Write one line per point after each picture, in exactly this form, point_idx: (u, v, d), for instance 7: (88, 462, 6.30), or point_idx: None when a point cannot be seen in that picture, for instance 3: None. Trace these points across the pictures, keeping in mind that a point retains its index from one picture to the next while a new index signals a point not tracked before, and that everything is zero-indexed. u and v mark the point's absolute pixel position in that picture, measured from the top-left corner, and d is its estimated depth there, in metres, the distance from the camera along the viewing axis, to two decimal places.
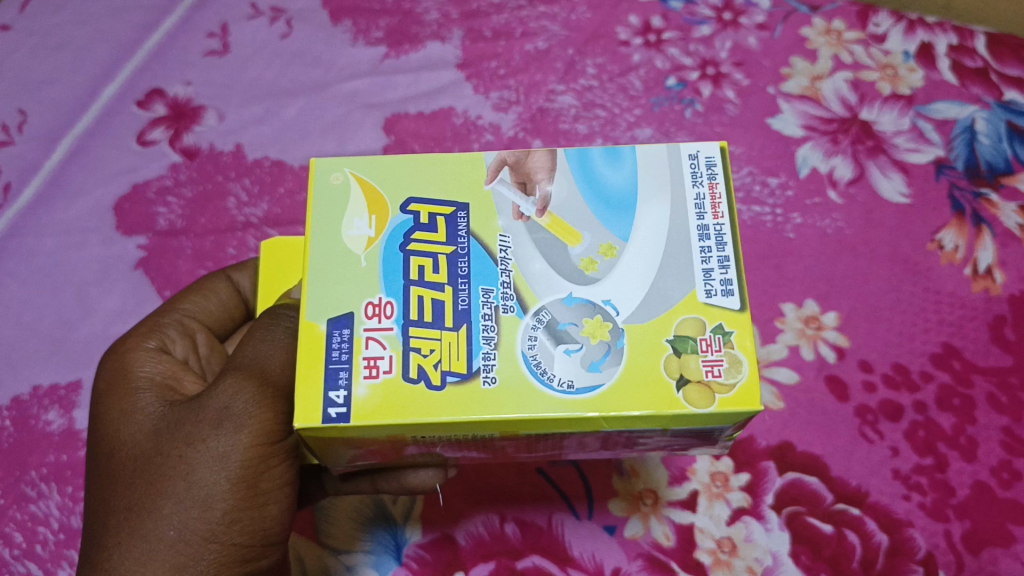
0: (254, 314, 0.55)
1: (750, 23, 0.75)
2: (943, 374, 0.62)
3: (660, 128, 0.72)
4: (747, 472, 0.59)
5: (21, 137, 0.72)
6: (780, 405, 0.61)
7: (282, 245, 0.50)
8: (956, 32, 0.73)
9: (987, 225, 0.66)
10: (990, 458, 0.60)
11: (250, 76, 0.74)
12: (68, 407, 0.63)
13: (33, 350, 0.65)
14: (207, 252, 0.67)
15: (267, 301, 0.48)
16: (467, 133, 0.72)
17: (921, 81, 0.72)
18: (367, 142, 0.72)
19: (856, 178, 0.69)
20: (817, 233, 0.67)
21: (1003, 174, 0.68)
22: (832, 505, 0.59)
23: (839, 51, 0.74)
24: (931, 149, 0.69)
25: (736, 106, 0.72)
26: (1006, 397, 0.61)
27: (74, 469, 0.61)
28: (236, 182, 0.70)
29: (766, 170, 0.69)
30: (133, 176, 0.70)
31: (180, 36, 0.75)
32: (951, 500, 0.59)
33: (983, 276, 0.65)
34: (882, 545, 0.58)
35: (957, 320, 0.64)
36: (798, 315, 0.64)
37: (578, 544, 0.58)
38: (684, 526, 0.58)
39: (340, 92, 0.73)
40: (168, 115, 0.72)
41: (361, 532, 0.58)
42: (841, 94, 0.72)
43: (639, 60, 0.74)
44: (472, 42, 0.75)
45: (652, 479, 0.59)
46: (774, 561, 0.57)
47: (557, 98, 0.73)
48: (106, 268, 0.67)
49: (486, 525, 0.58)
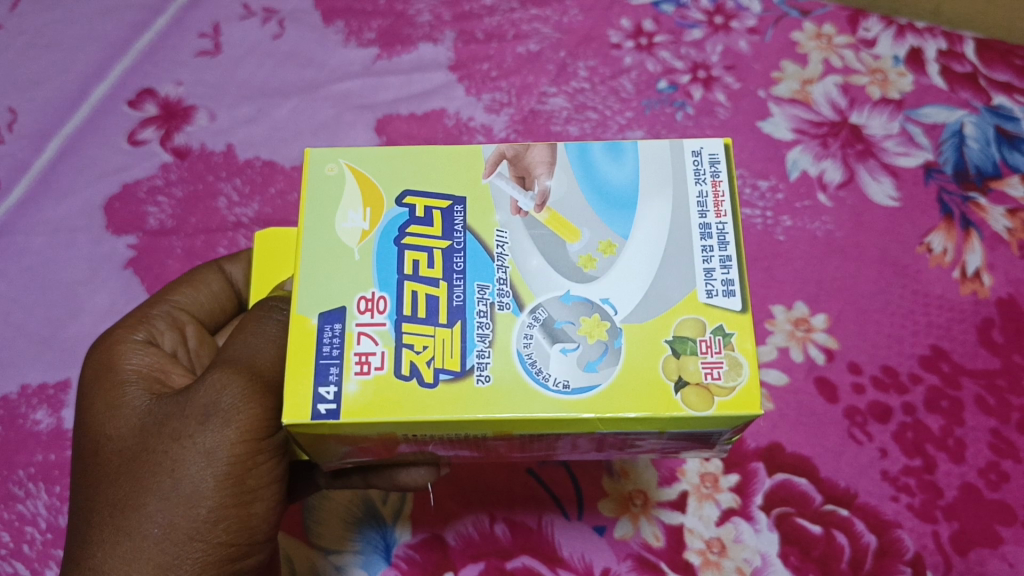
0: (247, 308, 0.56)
1: (740, 27, 0.75)
2: (931, 376, 0.62)
3: (652, 131, 0.72)
4: (736, 473, 0.59)
5: (11, 136, 0.71)
6: (770, 407, 0.61)
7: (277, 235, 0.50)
8: (945, 38, 0.74)
9: (975, 229, 0.67)
10: (978, 460, 0.60)
11: (241, 76, 0.74)
12: (56, 407, 0.63)
13: (21, 349, 0.65)
14: (198, 251, 0.67)
15: (259, 294, 0.48)
16: (459, 134, 0.72)
17: (910, 85, 0.72)
18: (359, 143, 0.72)
19: (845, 181, 0.69)
20: (807, 236, 0.67)
21: (991, 178, 0.69)
22: (821, 506, 0.59)
23: (829, 55, 0.74)
24: (920, 153, 0.70)
25: (727, 109, 0.72)
26: (994, 399, 0.62)
27: (62, 469, 0.61)
28: (227, 182, 0.70)
29: (757, 173, 0.69)
30: (123, 176, 0.70)
31: (172, 36, 0.75)
32: (940, 501, 0.59)
33: (971, 279, 0.65)
34: (870, 546, 0.58)
35: (946, 322, 0.64)
36: (788, 316, 0.64)
37: (568, 545, 0.58)
38: (673, 527, 0.58)
39: (332, 93, 0.73)
40: (159, 115, 0.72)
41: (350, 532, 0.58)
42: (831, 98, 0.72)
43: (630, 63, 0.75)
44: (464, 44, 0.75)
45: (642, 479, 0.59)
46: (763, 561, 0.57)
47: (549, 100, 0.73)
48: (96, 268, 0.67)
49: (476, 525, 0.58)
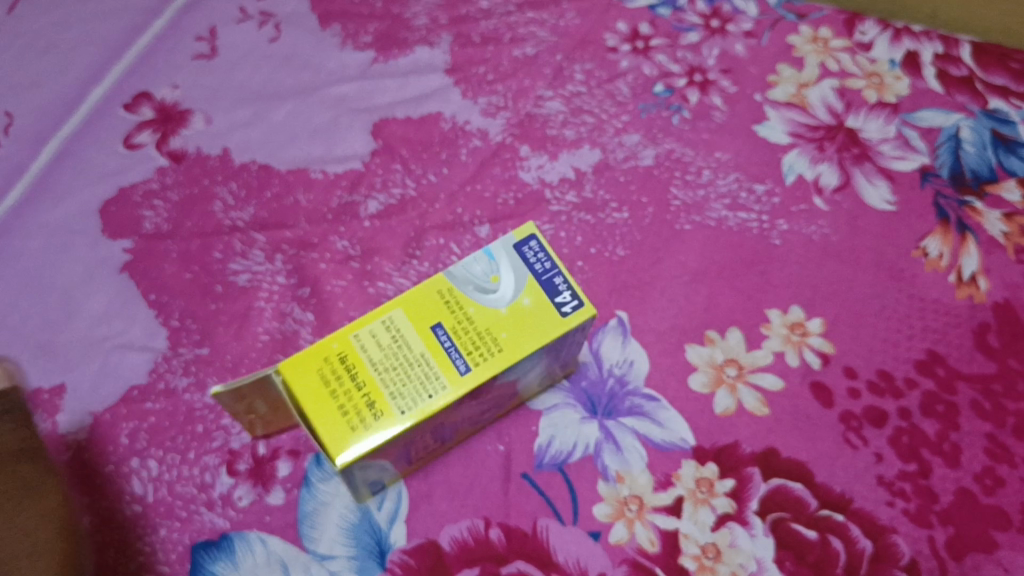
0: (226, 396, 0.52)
1: (737, 30, 0.77)
2: (927, 381, 0.62)
3: (647, 134, 0.72)
4: (732, 478, 0.59)
5: (7, 139, 0.71)
6: (765, 412, 0.61)
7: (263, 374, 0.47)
8: (941, 41, 0.76)
9: (971, 233, 0.67)
10: (973, 465, 0.59)
11: (238, 79, 0.75)
12: (52, 412, 0.60)
13: (16, 355, 0.62)
14: (194, 255, 0.66)
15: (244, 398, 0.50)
16: (455, 138, 0.72)
17: (907, 89, 0.74)
18: (355, 147, 0.71)
19: (842, 186, 0.69)
20: (803, 240, 0.67)
21: (988, 183, 0.69)
22: (816, 511, 0.58)
23: (826, 59, 0.76)
24: (916, 157, 0.70)
25: (723, 113, 0.73)
26: (989, 404, 0.61)
27: (58, 474, 0.58)
28: (223, 186, 0.69)
29: (753, 177, 0.70)
30: (119, 179, 0.70)
31: (166, 40, 0.76)
32: (935, 506, 0.58)
33: (967, 284, 0.65)
34: (865, 551, 0.57)
35: (941, 326, 0.64)
36: (784, 321, 0.64)
37: (563, 550, 0.56)
38: (669, 532, 0.57)
39: (328, 96, 0.74)
40: (155, 118, 0.73)
41: (343, 537, 0.57)
42: (828, 102, 0.73)
43: (626, 66, 0.76)
44: (461, 46, 0.76)
45: (637, 484, 0.58)
46: (759, 567, 0.56)
47: (545, 104, 0.74)
48: (92, 272, 0.66)
49: (470, 529, 0.57)
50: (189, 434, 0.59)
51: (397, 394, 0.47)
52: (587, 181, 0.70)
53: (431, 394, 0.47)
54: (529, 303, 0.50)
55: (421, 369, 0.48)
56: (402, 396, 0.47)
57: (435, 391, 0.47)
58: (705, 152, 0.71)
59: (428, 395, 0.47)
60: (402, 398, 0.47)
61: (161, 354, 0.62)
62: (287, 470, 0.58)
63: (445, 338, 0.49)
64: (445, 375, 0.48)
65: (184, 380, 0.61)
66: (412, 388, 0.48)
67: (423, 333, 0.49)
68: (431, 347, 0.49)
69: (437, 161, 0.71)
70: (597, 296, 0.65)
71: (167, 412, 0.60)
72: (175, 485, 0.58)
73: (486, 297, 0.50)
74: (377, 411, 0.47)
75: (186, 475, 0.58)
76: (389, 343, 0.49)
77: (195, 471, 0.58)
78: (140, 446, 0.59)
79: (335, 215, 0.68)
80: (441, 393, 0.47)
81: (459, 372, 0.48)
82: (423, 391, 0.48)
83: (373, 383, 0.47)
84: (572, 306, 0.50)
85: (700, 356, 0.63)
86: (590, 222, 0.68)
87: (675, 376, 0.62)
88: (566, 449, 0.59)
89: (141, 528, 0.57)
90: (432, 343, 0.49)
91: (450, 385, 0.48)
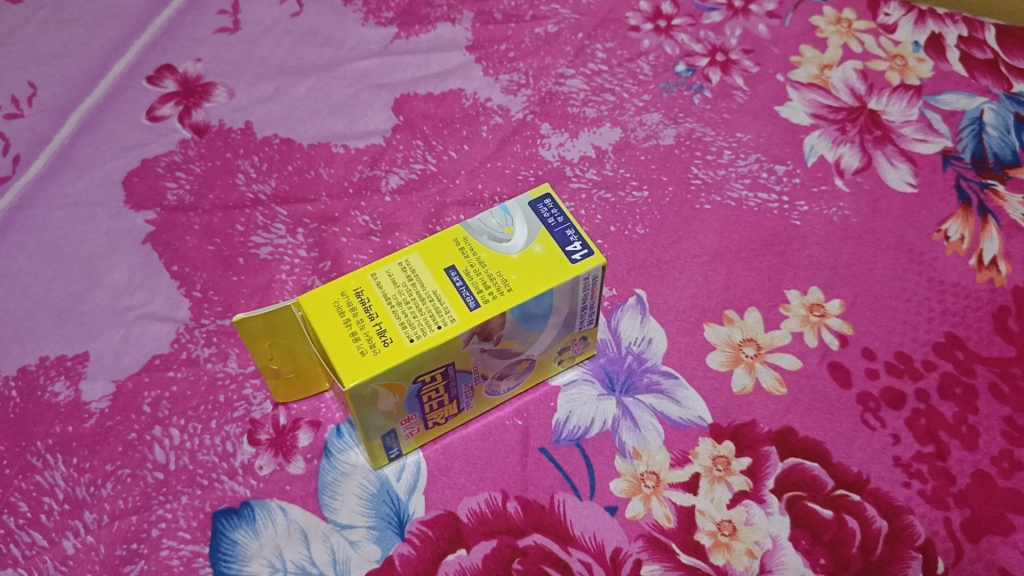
0: (260, 357, 0.55)
1: (760, 10, 0.77)
2: (945, 363, 0.61)
3: (669, 113, 0.72)
4: (749, 456, 0.59)
5: (31, 110, 0.72)
6: (783, 391, 0.61)
7: (280, 318, 0.53)
8: (966, 24, 0.75)
9: (992, 216, 0.67)
10: (991, 448, 0.59)
11: (261, 54, 0.75)
12: (75, 379, 0.61)
13: (40, 322, 0.63)
14: (216, 228, 0.67)
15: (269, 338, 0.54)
16: (476, 115, 0.72)
17: (930, 71, 0.74)
18: (375, 122, 0.72)
19: (862, 168, 0.69)
20: (823, 221, 0.67)
21: (1010, 166, 0.69)
22: (832, 491, 0.58)
23: (849, 40, 0.76)
24: (938, 139, 0.70)
25: (745, 93, 0.73)
26: (1008, 387, 0.61)
27: (81, 441, 0.59)
28: (244, 160, 0.70)
29: (774, 158, 0.70)
30: (142, 151, 0.70)
31: (191, 14, 0.77)
32: (952, 488, 0.58)
33: (988, 267, 0.65)
34: (881, 531, 0.56)
35: (961, 310, 0.63)
36: (802, 302, 0.64)
37: (579, 524, 0.57)
38: (684, 508, 0.57)
39: (350, 72, 0.74)
40: (178, 91, 0.73)
41: (362, 507, 0.57)
42: (851, 83, 0.73)
43: (649, 45, 0.76)
44: (482, 24, 0.76)
45: (654, 461, 0.59)
46: (774, 544, 0.56)
47: (566, 81, 0.74)
48: (115, 242, 0.66)
49: (488, 502, 0.57)
50: (211, 403, 0.60)
51: (408, 323, 0.50)
52: (608, 160, 0.70)
53: (440, 324, 0.50)
54: (540, 251, 0.52)
55: (432, 304, 0.51)
56: (412, 325, 0.50)
57: (445, 322, 0.50)
58: (727, 132, 0.71)
59: (437, 325, 0.50)
60: (413, 327, 0.50)
61: (184, 324, 0.63)
62: (308, 440, 0.59)
63: (458, 279, 0.51)
64: (454, 309, 0.50)
65: (206, 351, 0.62)
66: (423, 319, 0.50)
67: (436, 275, 0.52)
68: (444, 286, 0.51)
69: (458, 137, 0.71)
70: (616, 274, 0.66)
71: (189, 381, 0.61)
72: (197, 453, 0.58)
73: (499, 244, 0.53)
74: (388, 337, 0.49)
75: (208, 444, 0.59)
76: (404, 282, 0.52)
77: (216, 440, 0.59)
78: (163, 415, 0.59)
79: (356, 189, 0.68)
80: (449, 324, 0.50)
81: (467, 306, 0.50)
82: (432, 322, 0.50)
83: (386, 316, 0.50)
84: (582, 255, 0.52)
85: (718, 336, 0.63)
86: (611, 199, 0.68)
87: (694, 354, 0.62)
88: (583, 425, 0.60)
89: (161, 496, 0.57)
90: (445, 284, 0.51)
91: (458, 317, 0.50)
